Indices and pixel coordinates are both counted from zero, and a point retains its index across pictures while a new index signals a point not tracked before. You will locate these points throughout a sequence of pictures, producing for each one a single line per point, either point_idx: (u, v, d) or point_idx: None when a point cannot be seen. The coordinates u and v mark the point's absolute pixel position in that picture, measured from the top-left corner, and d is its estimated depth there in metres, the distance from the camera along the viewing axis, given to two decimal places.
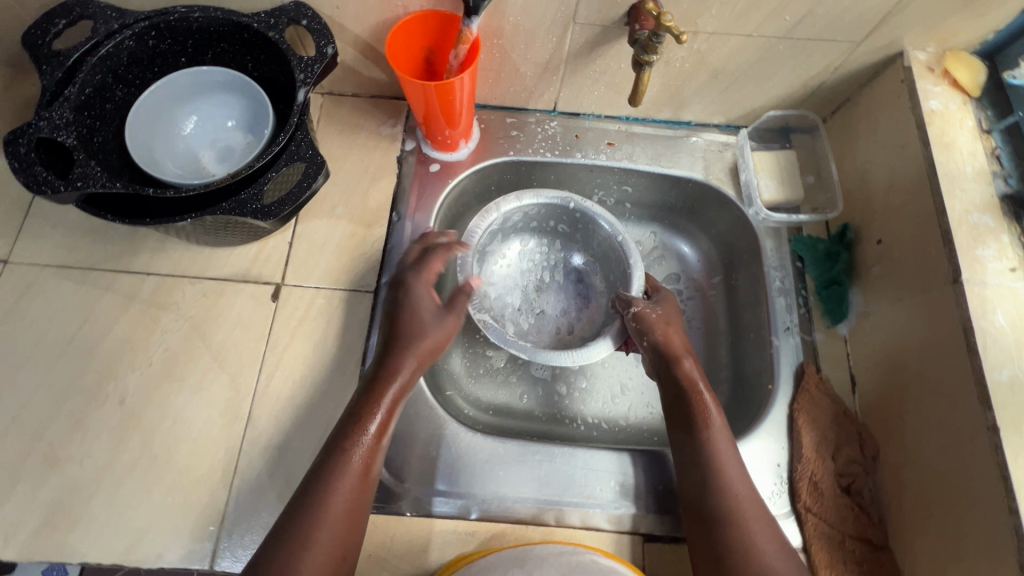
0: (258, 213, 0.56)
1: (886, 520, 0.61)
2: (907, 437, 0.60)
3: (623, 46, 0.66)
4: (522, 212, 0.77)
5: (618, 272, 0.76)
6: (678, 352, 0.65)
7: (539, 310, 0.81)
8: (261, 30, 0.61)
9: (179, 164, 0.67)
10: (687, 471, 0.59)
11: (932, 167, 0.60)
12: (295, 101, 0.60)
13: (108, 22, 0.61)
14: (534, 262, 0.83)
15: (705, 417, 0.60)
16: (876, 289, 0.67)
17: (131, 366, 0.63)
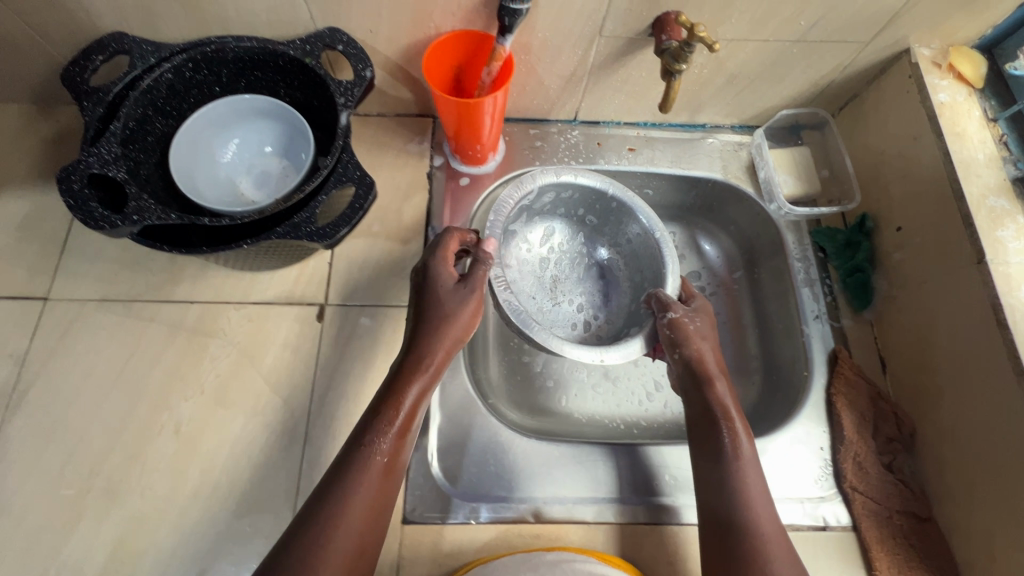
0: (311, 236, 0.57)
1: (929, 494, 0.64)
2: (943, 412, 0.64)
3: (646, 55, 0.69)
4: (557, 192, 0.75)
5: (645, 265, 0.76)
6: (711, 372, 0.64)
7: (556, 301, 0.79)
8: (297, 57, 0.63)
9: (218, 190, 0.68)
10: (711, 495, 0.57)
11: (947, 157, 0.64)
12: (338, 125, 0.61)
13: (145, 56, 0.61)
14: (557, 249, 0.82)
15: (736, 447, 0.58)
16: (899, 274, 0.70)
17: (184, 394, 0.64)
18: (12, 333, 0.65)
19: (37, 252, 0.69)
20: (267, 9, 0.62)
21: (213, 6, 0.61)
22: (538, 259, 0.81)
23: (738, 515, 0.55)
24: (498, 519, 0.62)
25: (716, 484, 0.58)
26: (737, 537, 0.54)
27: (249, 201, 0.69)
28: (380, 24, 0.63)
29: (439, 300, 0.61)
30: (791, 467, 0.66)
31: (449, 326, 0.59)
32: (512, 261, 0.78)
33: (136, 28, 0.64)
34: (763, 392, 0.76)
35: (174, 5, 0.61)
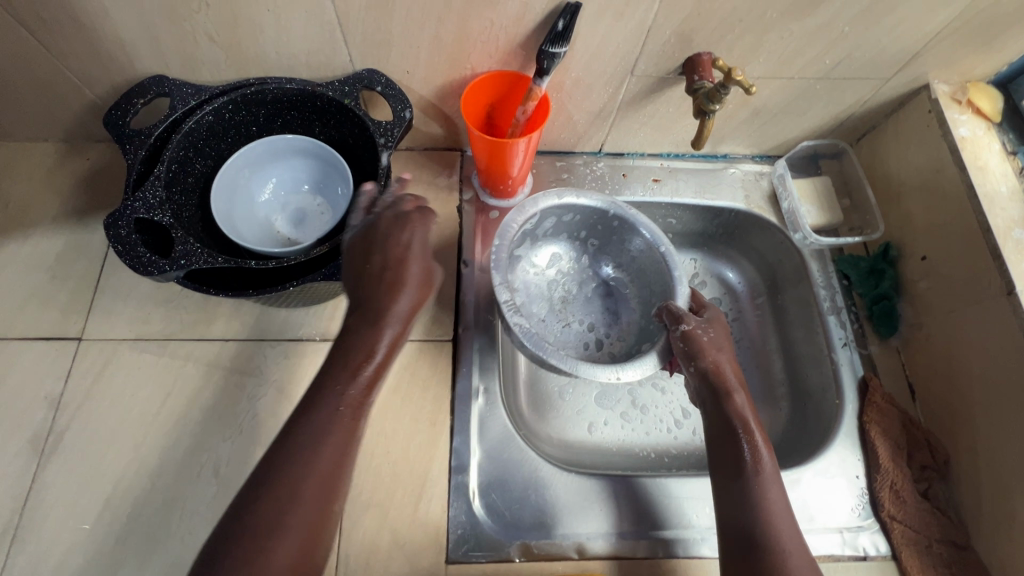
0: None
1: (966, 522, 0.65)
2: (977, 439, 0.65)
3: (674, 93, 0.70)
4: (558, 213, 0.75)
5: (651, 279, 0.75)
6: (729, 385, 0.62)
7: (564, 322, 0.78)
8: (336, 98, 0.63)
9: (257, 231, 0.70)
10: (729, 519, 0.55)
11: (971, 190, 0.66)
12: (379, 166, 0.62)
13: (185, 99, 0.62)
14: (564, 270, 0.81)
15: (756, 459, 0.57)
16: (926, 302, 0.72)
17: (222, 435, 0.63)
18: (46, 375, 0.65)
19: (71, 291, 0.69)
20: (307, 52, 0.63)
21: (254, 50, 0.62)
22: (543, 280, 0.80)
23: (755, 534, 0.53)
24: (541, 555, 0.61)
25: (732, 506, 0.55)
26: (756, 560, 0.51)
27: (288, 241, 0.71)
28: (418, 65, 0.64)
29: (412, 259, 0.56)
30: (828, 496, 0.66)
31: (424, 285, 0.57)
32: (517, 284, 0.78)
33: (175, 71, 0.65)
34: (793, 418, 0.76)
35: (216, 49, 0.62)
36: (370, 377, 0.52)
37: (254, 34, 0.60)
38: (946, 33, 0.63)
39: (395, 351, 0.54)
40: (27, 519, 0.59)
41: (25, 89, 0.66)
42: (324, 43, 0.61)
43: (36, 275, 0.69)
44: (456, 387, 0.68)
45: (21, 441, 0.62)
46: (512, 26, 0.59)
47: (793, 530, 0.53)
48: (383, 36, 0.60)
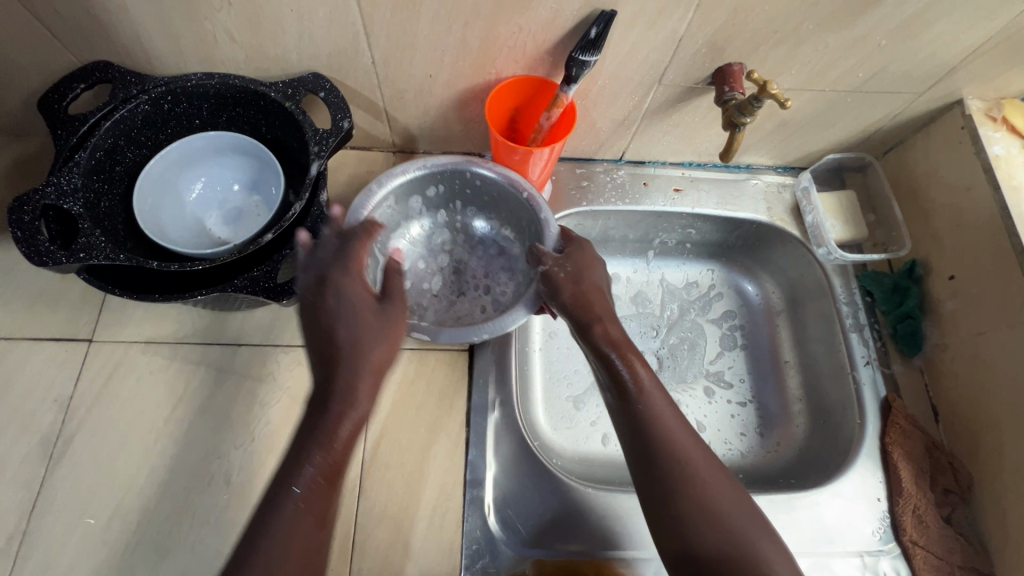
0: (269, 292, 0.55)
1: (990, 549, 0.63)
2: (1004, 466, 0.63)
3: (701, 103, 0.69)
4: (415, 187, 0.69)
5: (533, 230, 0.68)
6: (595, 314, 0.60)
7: (461, 292, 0.73)
8: (278, 99, 0.62)
9: (180, 227, 0.66)
10: (630, 446, 0.54)
11: (1004, 210, 0.65)
12: (308, 174, 0.60)
13: (127, 87, 0.60)
14: (449, 241, 0.76)
15: (635, 380, 0.56)
16: (951, 322, 0.70)
17: (234, 443, 0.62)
18: (55, 377, 0.64)
19: (81, 292, 0.68)
20: (328, 54, 0.61)
21: (275, 48, 0.61)
22: (429, 257, 0.75)
23: (658, 455, 0.52)
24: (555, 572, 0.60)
25: (629, 432, 0.55)
26: (665, 480, 0.52)
27: (216, 242, 0.67)
28: (442, 68, 0.63)
29: (366, 323, 0.52)
30: (846, 520, 0.65)
31: (381, 347, 0.52)
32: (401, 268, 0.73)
33: (193, 68, 0.64)
34: (811, 435, 0.76)
35: (236, 48, 0.60)
36: (327, 467, 0.47)
37: (276, 33, 0.58)
38: (983, 49, 0.61)
39: (359, 429, 0.50)
40: (34, 527, 0.58)
41: (41, 86, 0.65)
42: (347, 45, 0.60)
43: (48, 273, 0.68)
44: (472, 399, 0.67)
45: (30, 444, 0.61)
46: (540, 32, 0.58)
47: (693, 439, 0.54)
48: (408, 39, 0.59)
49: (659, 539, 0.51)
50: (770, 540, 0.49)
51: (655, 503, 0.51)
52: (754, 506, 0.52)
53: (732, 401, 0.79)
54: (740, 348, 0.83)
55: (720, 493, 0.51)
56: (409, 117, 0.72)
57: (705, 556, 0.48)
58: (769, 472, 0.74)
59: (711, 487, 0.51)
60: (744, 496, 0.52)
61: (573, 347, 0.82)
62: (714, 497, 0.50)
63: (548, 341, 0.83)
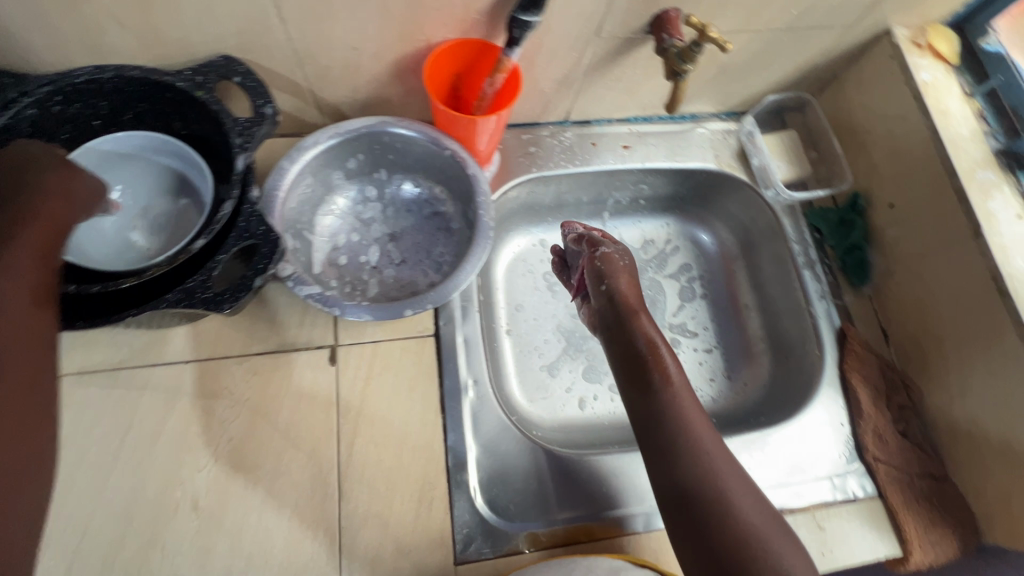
0: (208, 303, 0.50)
1: (942, 454, 0.68)
2: (950, 376, 0.67)
3: (641, 54, 0.67)
4: (333, 158, 0.65)
5: (464, 186, 0.67)
6: (635, 307, 0.63)
7: (397, 260, 0.69)
8: (187, 89, 0.56)
9: (105, 245, 0.59)
10: (651, 438, 0.55)
11: (936, 135, 0.66)
12: (234, 169, 0.54)
13: (3, 90, 0.52)
14: (378, 209, 0.71)
15: (665, 375, 0.57)
16: (893, 249, 0.73)
17: (197, 466, 0.58)
18: None
19: None
20: (237, 33, 0.55)
21: (173, 33, 0.54)
22: (360, 230, 0.70)
23: (679, 449, 0.53)
24: (549, 543, 0.60)
25: (649, 423, 0.56)
26: (681, 469, 0.52)
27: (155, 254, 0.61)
28: (366, 40, 0.58)
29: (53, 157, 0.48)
30: (810, 447, 0.68)
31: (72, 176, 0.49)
32: (332, 244, 0.68)
33: (82, 62, 0.56)
34: (774, 372, 0.79)
35: (126, 34, 0.54)
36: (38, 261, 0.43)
37: (171, 15, 0.52)
38: None
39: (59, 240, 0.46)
40: None
41: None
42: (256, 21, 0.54)
43: None
44: (444, 384, 0.65)
45: None
46: None
47: (711, 433, 0.54)
48: (324, 9, 0.53)
49: (671, 524, 0.52)
50: (781, 534, 0.49)
51: (671, 494, 0.52)
52: (767, 502, 0.52)
53: (699, 348, 0.81)
54: (700, 297, 0.85)
55: (736, 485, 0.51)
56: (338, 96, 0.67)
57: (716, 542, 0.48)
58: (739, 412, 0.77)
59: (727, 480, 0.51)
60: (761, 497, 0.52)
61: (540, 318, 0.82)
62: (729, 490, 0.51)
63: (515, 316, 0.82)
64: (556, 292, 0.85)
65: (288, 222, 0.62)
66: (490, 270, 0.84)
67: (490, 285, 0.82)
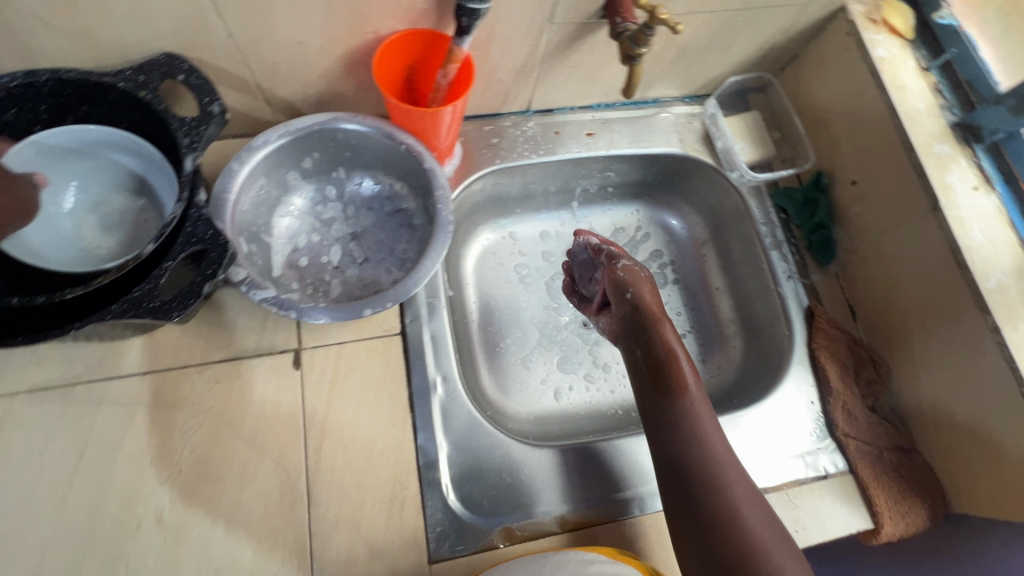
0: (156, 312, 0.48)
1: (910, 427, 0.69)
2: (915, 350, 0.68)
3: (596, 38, 0.66)
4: (287, 157, 0.64)
5: (422, 181, 0.66)
6: (657, 315, 0.66)
7: (360, 258, 0.68)
8: (129, 89, 0.54)
9: (58, 242, 0.57)
10: (663, 440, 0.57)
11: (892, 110, 0.66)
12: (182, 171, 0.52)
13: None
14: (339, 208, 0.70)
15: (682, 381, 0.60)
16: (857, 226, 0.74)
17: (160, 479, 0.57)
18: None
19: None
20: (174, 31, 0.53)
21: (106, 32, 0.52)
22: (322, 230, 0.69)
23: (689, 452, 0.55)
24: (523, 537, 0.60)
25: (662, 425, 0.58)
26: (692, 475, 0.54)
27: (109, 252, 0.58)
28: (311, 34, 0.57)
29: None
30: (782, 425, 0.69)
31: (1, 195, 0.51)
32: (293, 246, 0.67)
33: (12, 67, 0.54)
34: (747, 354, 0.80)
35: (56, 36, 0.51)
36: None
37: (100, 13, 0.50)
38: None
39: None
40: None
41: None
42: (192, 17, 0.52)
43: None
44: (412, 383, 0.64)
45: None
46: None
47: (723, 440, 0.56)
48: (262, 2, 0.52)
49: (676, 524, 0.53)
50: (783, 542, 0.50)
51: (679, 497, 0.53)
52: (775, 516, 0.52)
53: None
54: (673, 282, 0.86)
55: (745, 495, 0.52)
56: (289, 93, 0.65)
57: (717, 543, 0.49)
58: (713, 395, 0.78)
59: (735, 487, 0.52)
60: (767, 505, 0.53)
61: (514, 310, 0.82)
62: (738, 500, 0.52)
63: (487, 310, 0.81)
64: (527, 284, 0.84)
65: (242, 226, 0.61)
66: (460, 264, 0.83)
67: (460, 279, 0.82)
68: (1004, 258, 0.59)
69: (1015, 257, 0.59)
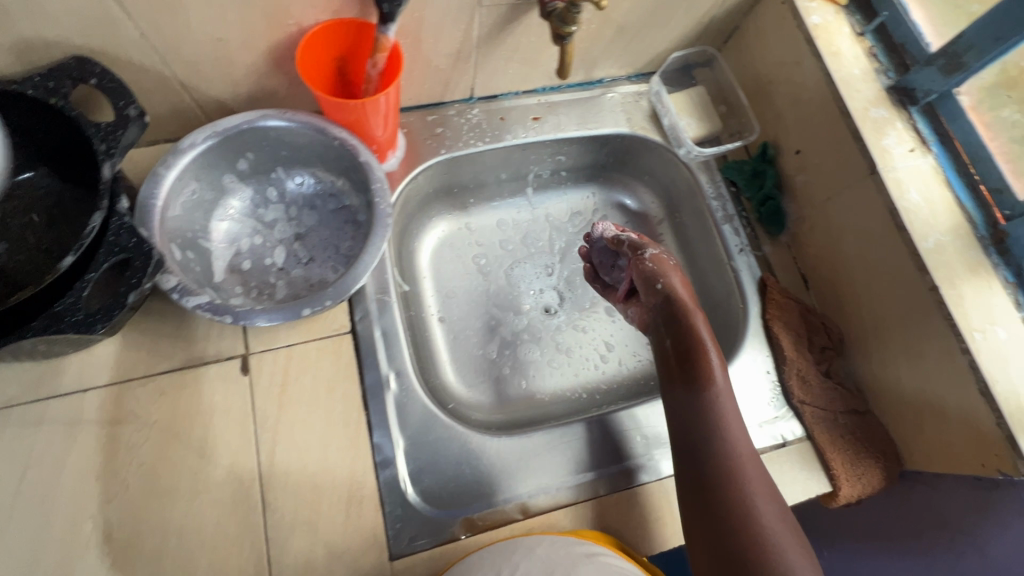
0: (81, 325, 0.47)
1: (864, 390, 0.70)
2: (864, 315, 0.68)
3: (530, 20, 0.65)
4: (220, 159, 0.62)
5: (361, 176, 0.64)
6: (690, 305, 0.64)
7: (306, 258, 0.67)
8: (37, 95, 0.51)
9: None
10: (685, 432, 0.58)
11: (829, 77, 0.67)
12: (100, 179, 0.50)
13: None
14: (282, 208, 0.68)
15: (710, 373, 0.59)
16: (804, 195, 0.74)
17: (107, 496, 0.55)
18: None
19: None
20: (83, 33, 0.51)
21: (9, 38, 0.50)
22: (264, 232, 0.67)
23: (711, 446, 0.55)
24: (485, 526, 0.60)
25: (685, 418, 0.58)
26: (708, 466, 0.55)
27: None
28: (230, 29, 0.55)
29: None
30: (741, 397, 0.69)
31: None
32: (233, 250, 0.65)
33: None
34: None
35: None
36: None
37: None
38: None
39: None
40: None
41: None
42: (100, 18, 0.50)
43: None
44: (365, 381, 0.63)
45: None
46: None
47: (744, 436, 0.56)
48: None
49: (690, 515, 0.54)
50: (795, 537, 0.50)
51: (696, 489, 0.54)
52: (787, 510, 0.53)
53: None
54: None
55: (759, 488, 0.53)
56: (218, 92, 0.63)
57: (730, 539, 0.50)
58: None
59: (752, 484, 0.53)
60: (781, 503, 0.53)
61: (474, 301, 0.81)
62: (754, 494, 0.53)
63: (445, 303, 0.81)
64: (485, 273, 0.83)
65: (172, 232, 0.59)
66: (414, 257, 0.82)
67: (415, 272, 0.81)
68: (941, 219, 0.60)
69: (951, 216, 0.60)
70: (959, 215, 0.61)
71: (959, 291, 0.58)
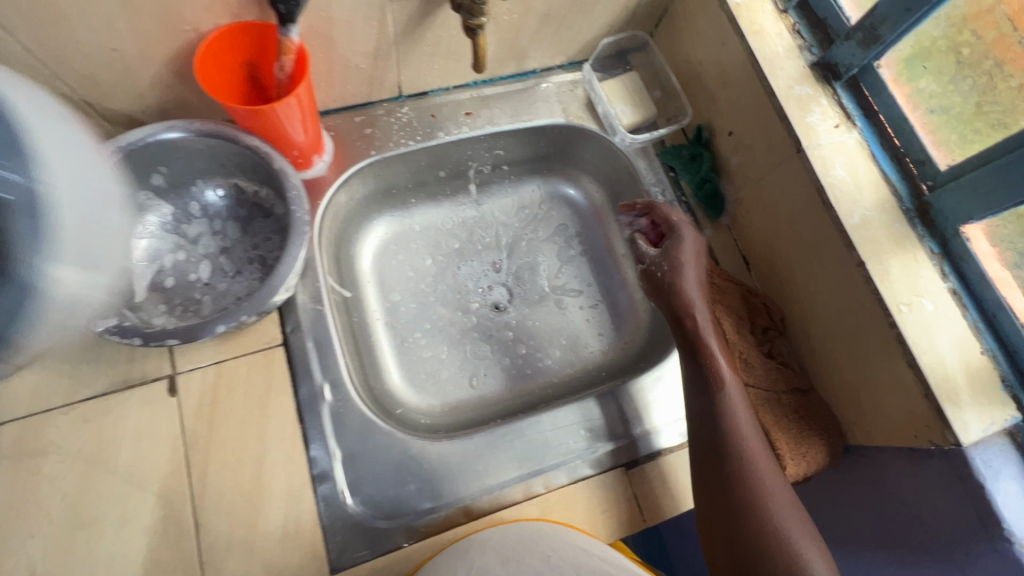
0: None
1: (807, 368, 0.70)
2: (801, 294, 0.68)
3: (446, 14, 0.63)
4: (128, 174, 0.60)
5: (277, 184, 0.63)
6: (680, 317, 0.65)
7: (232, 271, 0.65)
8: None
9: None
10: (701, 435, 0.60)
11: (753, 57, 0.66)
12: None
13: None
14: (206, 223, 0.67)
15: (717, 378, 0.61)
16: (740, 177, 0.74)
17: (29, 532, 0.54)
18: None
19: None
20: None
21: None
22: (187, 247, 0.65)
23: (727, 449, 0.57)
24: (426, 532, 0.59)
25: (700, 421, 0.60)
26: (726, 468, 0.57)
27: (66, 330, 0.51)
28: (121, 39, 0.53)
29: None
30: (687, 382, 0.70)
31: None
32: (155, 268, 0.63)
33: None
34: (655, 317, 0.80)
35: None
36: None
37: None
38: None
39: None
40: None
41: None
42: None
43: None
44: (299, 394, 0.62)
45: None
46: None
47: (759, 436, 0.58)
48: (50, 9, 0.47)
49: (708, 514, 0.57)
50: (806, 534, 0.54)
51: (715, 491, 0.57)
52: (802, 508, 0.56)
53: (585, 305, 0.82)
54: (579, 254, 0.85)
55: (776, 495, 0.55)
56: (123, 105, 0.60)
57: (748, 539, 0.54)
58: (626, 361, 0.79)
59: (768, 484, 0.56)
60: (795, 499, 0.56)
61: (421, 303, 0.80)
62: (770, 494, 0.55)
63: (390, 307, 0.79)
64: (432, 274, 0.82)
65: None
66: (355, 262, 0.80)
67: (356, 277, 0.78)
68: (867, 193, 0.60)
69: (877, 190, 0.60)
70: (885, 189, 0.60)
71: (886, 265, 0.57)
